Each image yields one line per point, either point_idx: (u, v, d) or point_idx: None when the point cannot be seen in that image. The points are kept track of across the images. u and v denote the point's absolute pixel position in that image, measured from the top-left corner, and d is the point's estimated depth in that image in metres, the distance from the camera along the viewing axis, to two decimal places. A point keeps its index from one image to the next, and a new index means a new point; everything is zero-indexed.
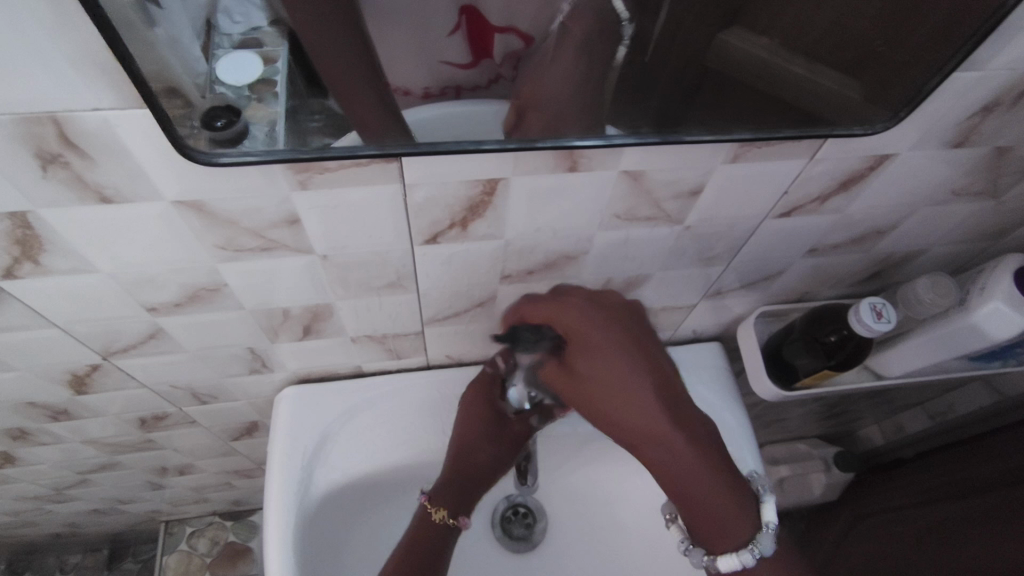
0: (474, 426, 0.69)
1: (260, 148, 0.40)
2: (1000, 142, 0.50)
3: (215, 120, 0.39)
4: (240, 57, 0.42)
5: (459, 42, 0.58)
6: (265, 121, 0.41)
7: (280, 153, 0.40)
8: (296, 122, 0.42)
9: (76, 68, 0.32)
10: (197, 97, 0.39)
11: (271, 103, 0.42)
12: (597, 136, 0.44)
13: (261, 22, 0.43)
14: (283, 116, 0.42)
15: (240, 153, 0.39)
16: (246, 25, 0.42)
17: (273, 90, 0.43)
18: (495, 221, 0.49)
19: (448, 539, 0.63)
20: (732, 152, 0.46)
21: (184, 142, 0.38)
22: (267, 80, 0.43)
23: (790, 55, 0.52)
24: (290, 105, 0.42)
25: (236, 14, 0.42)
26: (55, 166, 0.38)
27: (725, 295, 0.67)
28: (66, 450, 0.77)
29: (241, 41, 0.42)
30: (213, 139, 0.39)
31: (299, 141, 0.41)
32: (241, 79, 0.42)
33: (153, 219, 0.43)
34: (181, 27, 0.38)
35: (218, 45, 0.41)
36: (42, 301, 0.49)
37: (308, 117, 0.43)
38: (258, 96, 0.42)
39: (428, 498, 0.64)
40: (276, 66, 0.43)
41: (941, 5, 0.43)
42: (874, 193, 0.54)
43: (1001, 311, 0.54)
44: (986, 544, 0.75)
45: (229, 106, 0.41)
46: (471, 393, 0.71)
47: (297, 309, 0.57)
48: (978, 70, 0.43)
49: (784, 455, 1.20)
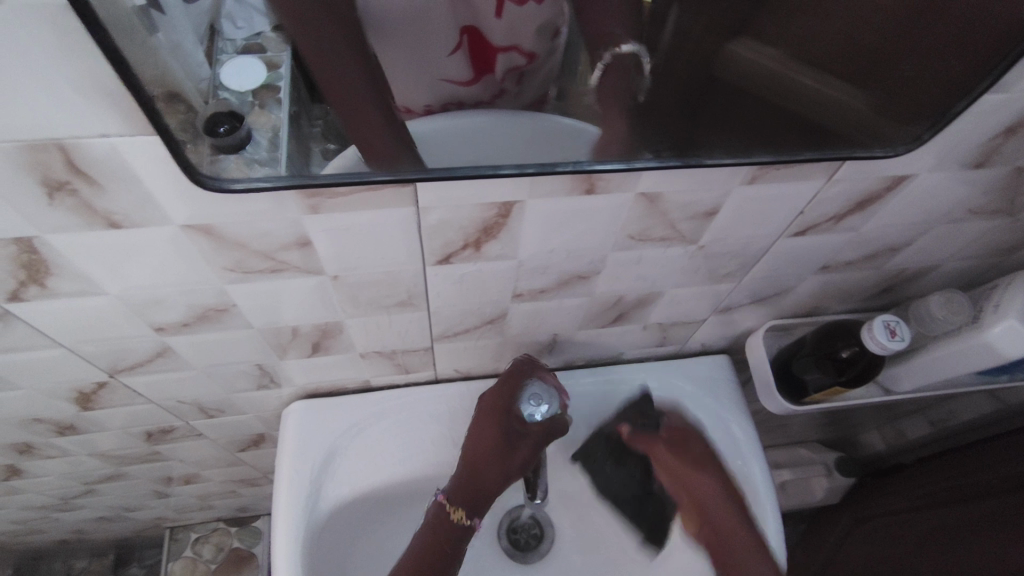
0: (489, 428, 0.66)
1: (262, 155, 0.40)
2: (1020, 163, 0.49)
3: (218, 126, 0.39)
4: (242, 62, 0.43)
5: (461, 60, 0.63)
6: (268, 127, 0.42)
7: (290, 176, 0.39)
8: (298, 128, 0.44)
9: (82, 95, 0.31)
10: (200, 103, 0.39)
11: (274, 110, 0.43)
12: (618, 160, 0.43)
13: (263, 27, 0.44)
14: (286, 123, 0.43)
15: (243, 161, 0.40)
16: (249, 30, 0.44)
17: (276, 96, 0.43)
18: (508, 242, 0.49)
19: (461, 540, 0.63)
20: (750, 174, 0.46)
21: (192, 152, 0.37)
22: (269, 86, 0.44)
23: (800, 66, 0.49)
24: (292, 111, 0.44)
25: (239, 20, 0.43)
26: (62, 193, 0.37)
27: (735, 310, 0.67)
28: (71, 461, 0.77)
29: (245, 46, 0.44)
30: (215, 146, 0.39)
31: (299, 165, 0.41)
32: (245, 85, 0.43)
33: (162, 243, 0.42)
34: (183, 34, 0.40)
35: (222, 49, 0.43)
36: (49, 323, 0.48)
37: (309, 123, 0.45)
38: (262, 102, 0.43)
39: (446, 497, 0.64)
40: (280, 72, 0.44)
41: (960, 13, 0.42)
42: (890, 212, 0.53)
43: (1016, 329, 0.54)
44: (990, 551, 0.75)
45: (231, 113, 0.41)
46: (484, 410, 0.67)
47: (306, 327, 0.57)
48: (1005, 92, 0.42)
49: (787, 461, 1.22)
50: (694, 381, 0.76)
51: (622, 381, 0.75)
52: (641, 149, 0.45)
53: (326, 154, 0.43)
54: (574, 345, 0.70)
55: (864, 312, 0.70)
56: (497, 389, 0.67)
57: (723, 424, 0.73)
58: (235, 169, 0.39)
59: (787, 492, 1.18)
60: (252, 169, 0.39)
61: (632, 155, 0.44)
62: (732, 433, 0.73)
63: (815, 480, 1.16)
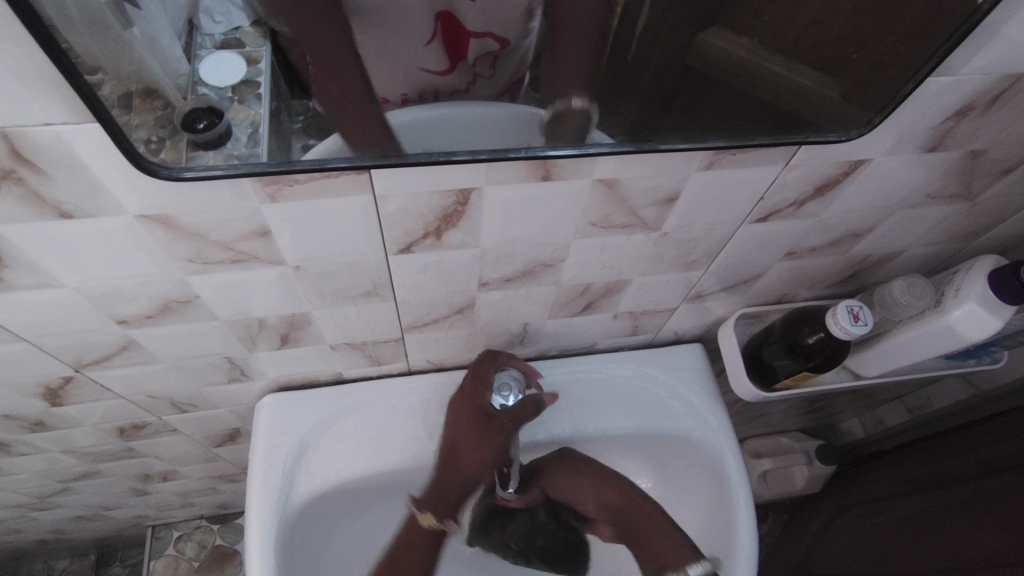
0: (463, 434, 0.68)
1: (242, 151, 0.39)
2: (975, 145, 0.50)
3: (197, 122, 0.39)
4: (221, 58, 0.42)
5: (437, 51, 0.53)
6: (248, 123, 0.40)
7: (269, 163, 0.39)
8: (278, 124, 0.42)
9: (26, 85, 0.31)
10: (179, 99, 0.40)
11: (254, 105, 0.41)
12: (571, 146, 0.43)
13: (243, 21, 0.42)
14: (267, 119, 0.41)
15: (222, 156, 0.39)
16: (227, 25, 0.42)
17: (256, 91, 0.42)
18: (470, 231, 0.49)
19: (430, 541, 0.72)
20: (707, 159, 0.46)
21: (167, 150, 0.38)
22: (250, 81, 0.42)
23: (769, 54, 0.50)
24: (272, 107, 0.42)
25: (217, 14, 0.42)
26: (8, 182, 0.36)
27: (706, 298, 0.67)
28: (46, 459, 0.76)
29: (224, 42, 0.42)
30: (196, 141, 0.39)
31: (282, 147, 0.40)
32: (225, 80, 0.41)
33: (118, 232, 0.42)
34: (161, 27, 0.39)
35: (201, 45, 0.41)
36: (9, 317, 0.48)
37: (291, 119, 0.42)
38: (241, 97, 0.41)
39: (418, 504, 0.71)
40: (259, 67, 0.42)
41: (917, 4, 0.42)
42: (850, 197, 0.54)
43: (975, 313, 0.54)
44: (963, 538, 0.76)
45: (211, 107, 0.40)
46: (472, 385, 0.67)
47: (274, 319, 0.56)
48: (952, 75, 0.43)
49: (768, 449, 1.22)
50: (670, 371, 0.76)
51: (597, 371, 0.75)
52: (594, 132, 0.45)
53: (306, 148, 0.41)
54: (544, 335, 0.71)
55: (831, 299, 0.71)
56: (466, 390, 0.68)
57: (698, 413, 0.74)
58: (214, 162, 0.39)
59: (768, 481, 1.20)
60: (229, 164, 0.38)
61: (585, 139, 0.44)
62: (707, 422, 0.73)
63: (797, 468, 1.16)
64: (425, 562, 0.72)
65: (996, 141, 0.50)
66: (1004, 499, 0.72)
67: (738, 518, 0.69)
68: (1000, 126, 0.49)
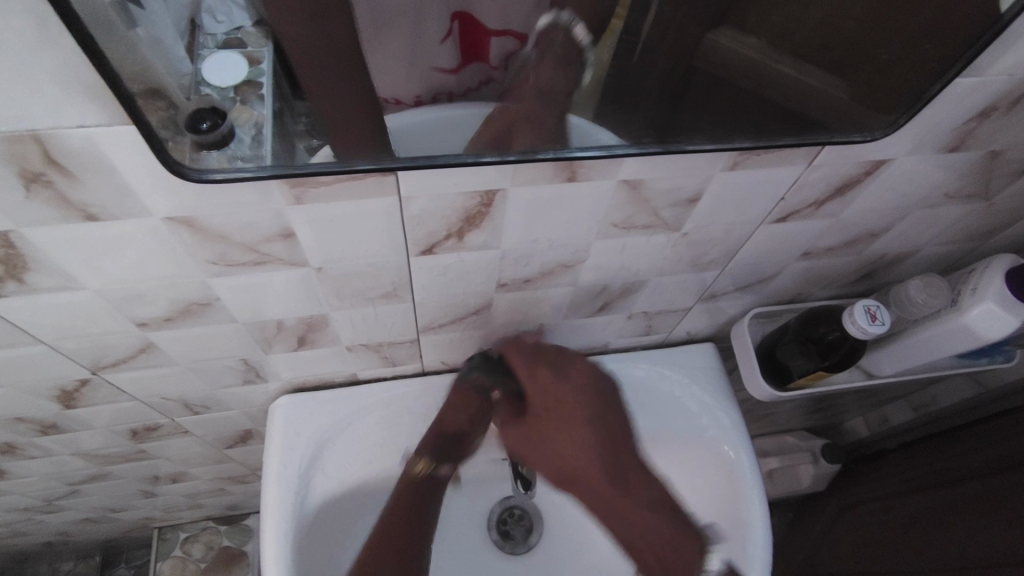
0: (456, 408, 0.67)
1: (245, 153, 0.39)
2: (995, 146, 0.50)
3: (200, 123, 0.38)
4: (222, 57, 0.41)
5: (452, 49, 0.57)
6: (250, 124, 0.40)
7: (274, 166, 0.39)
8: (280, 125, 0.41)
9: (62, 85, 0.31)
10: (182, 99, 0.38)
11: (256, 106, 0.41)
12: (597, 146, 0.43)
13: (245, 21, 0.42)
14: (270, 120, 0.41)
15: (226, 158, 0.38)
16: (229, 24, 0.42)
17: (258, 91, 0.41)
18: (492, 232, 0.49)
19: (425, 494, 0.64)
20: (731, 160, 0.46)
21: (174, 149, 0.36)
22: (251, 81, 0.41)
23: (778, 55, 0.52)
24: (275, 108, 0.42)
25: (219, 14, 0.41)
26: (37, 185, 0.36)
27: (719, 298, 0.67)
28: (56, 462, 0.76)
29: (225, 41, 0.42)
30: (199, 142, 0.38)
31: (286, 147, 0.40)
32: (226, 80, 0.41)
33: (143, 235, 0.42)
34: (163, 27, 0.38)
35: (202, 45, 0.41)
36: (29, 320, 0.48)
37: (294, 120, 0.42)
38: (243, 97, 0.41)
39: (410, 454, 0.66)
40: (260, 67, 0.42)
41: (920, 11, 0.44)
42: (869, 197, 0.54)
43: (994, 312, 0.55)
44: (975, 537, 0.76)
45: (213, 108, 0.39)
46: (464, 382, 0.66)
47: (291, 320, 0.56)
48: (978, 76, 0.43)
49: (774, 448, 1.22)
50: (684, 370, 0.77)
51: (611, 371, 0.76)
52: (618, 134, 0.45)
53: (311, 150, 0.40)
54: (559, 335, 0.71)
55: (845, 299, 0.71)
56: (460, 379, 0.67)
57: (711, 412, 0.74)
58: (218, 165, 0.38)
59: (773, 480, 1.20)
60: (233, 164, 0.38)
61: (611, 140, 0.44)
62: (721, 422, 0.73)
63: (802, 467, 1.17)
64: (428, 521, 0.63)
65: (1016, 142, 0.50)
66: (1015, 496, 0.72)
67: (754, 520, 0.68)
68: (1020, 126, 0.49)
